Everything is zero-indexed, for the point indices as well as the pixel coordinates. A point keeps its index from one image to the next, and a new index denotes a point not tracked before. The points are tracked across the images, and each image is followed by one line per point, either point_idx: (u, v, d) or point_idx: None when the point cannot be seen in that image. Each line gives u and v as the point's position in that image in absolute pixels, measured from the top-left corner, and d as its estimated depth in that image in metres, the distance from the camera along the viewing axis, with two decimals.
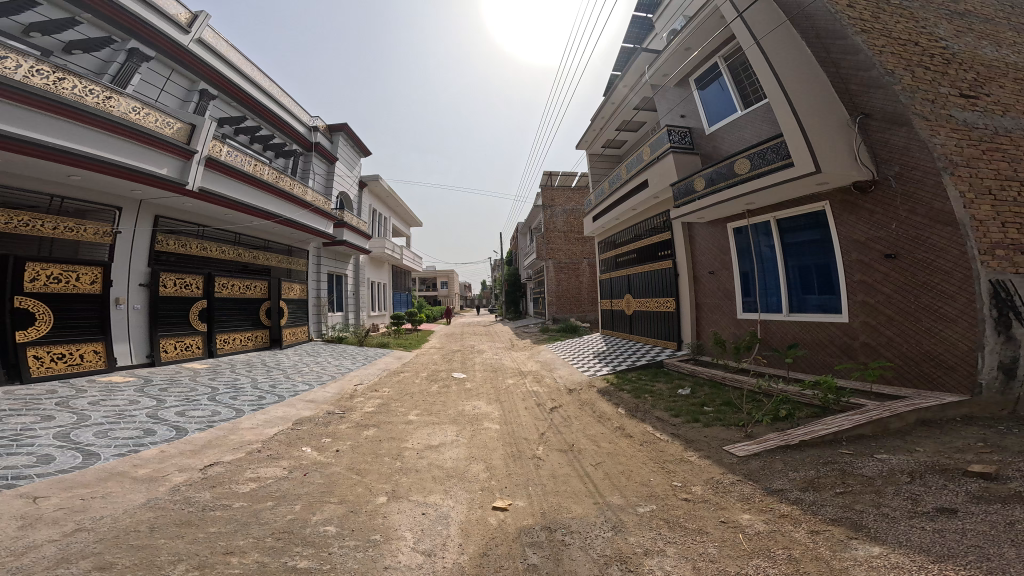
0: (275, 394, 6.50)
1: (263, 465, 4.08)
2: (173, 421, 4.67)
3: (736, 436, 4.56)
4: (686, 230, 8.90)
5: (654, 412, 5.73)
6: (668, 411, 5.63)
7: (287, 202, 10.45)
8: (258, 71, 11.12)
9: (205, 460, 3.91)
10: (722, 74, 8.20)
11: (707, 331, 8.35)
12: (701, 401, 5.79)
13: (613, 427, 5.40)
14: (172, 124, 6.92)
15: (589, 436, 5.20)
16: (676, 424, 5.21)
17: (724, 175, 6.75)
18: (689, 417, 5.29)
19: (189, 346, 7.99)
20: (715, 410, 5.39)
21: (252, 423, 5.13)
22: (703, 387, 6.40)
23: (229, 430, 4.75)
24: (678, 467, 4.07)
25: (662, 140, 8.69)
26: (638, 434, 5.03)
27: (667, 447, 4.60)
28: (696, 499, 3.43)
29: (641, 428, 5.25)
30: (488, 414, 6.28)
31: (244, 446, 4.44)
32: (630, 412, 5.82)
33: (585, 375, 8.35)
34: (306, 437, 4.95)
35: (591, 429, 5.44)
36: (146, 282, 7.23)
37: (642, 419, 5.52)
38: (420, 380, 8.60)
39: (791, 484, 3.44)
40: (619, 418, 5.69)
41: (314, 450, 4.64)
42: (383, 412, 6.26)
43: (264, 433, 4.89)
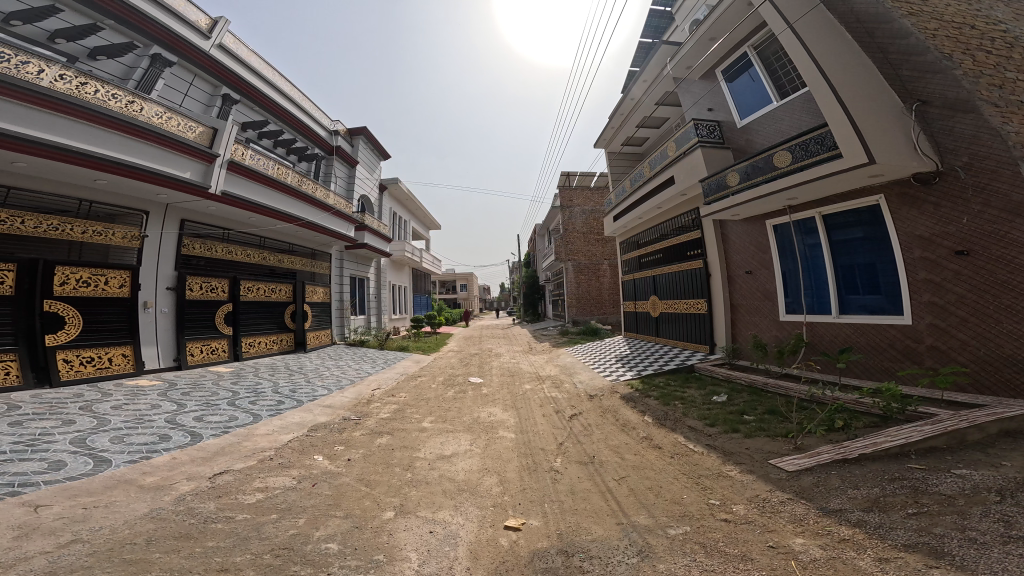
0: (294, 398, 6.49)
1: (273, 473, 3.97)
2: (190, 426, 4.69)
3: (783, 448, 4.04)
4: (718, 228, 8.27)
5: (685, 420, 5.26)
6: (702, 420, 5.13)
7: (309, 205, 10.66)
8: (279, 76, 11.53)
9: (215, 467, 3.85)
10: (751, 64, 7.66)
11: (743, 333, 7.73)
12: (739, 409, 5.27)
13: (639, 437, 4.98)
14: (194, 128, 7.28)
15: (612, 447, 4.82)
16: (712, 434, 4.71)
17: (761, 169, 6.18)
18: (726, 426, 4.80)
19: (215, 350, 8.20)
20: (758, 419, 4.86)
21: (268, 428, 5.09)
22: (741, 393, 5.85)
23: (243, 436, 4.71)
24: (715, 483, 3.63)
25: (689, 135, 8.15)
26: (668, 445, 4.60)
27: (702, 459, 4.16)
28: (738, 520, 3.00)
29: (671, 437, 4.81)
30: (504, 421, 6.01)
31: (256, 452, 4.37)
32: (659, 421, 5.38)
33: (607, 380, 7.92)
34: (319, 445, 4.84)
35: (615, 438, 5.05)
36: (173, 286, 7.47)
37: (672, 429, 5.07)
38: (437, 384, 8.46)
39: (850, 504, 2.96)
40: (647, 427, 5.25)
41: (326, 458, 4.52)
42: (397, 418, 6.10)
43: (278, 439, 4.83)
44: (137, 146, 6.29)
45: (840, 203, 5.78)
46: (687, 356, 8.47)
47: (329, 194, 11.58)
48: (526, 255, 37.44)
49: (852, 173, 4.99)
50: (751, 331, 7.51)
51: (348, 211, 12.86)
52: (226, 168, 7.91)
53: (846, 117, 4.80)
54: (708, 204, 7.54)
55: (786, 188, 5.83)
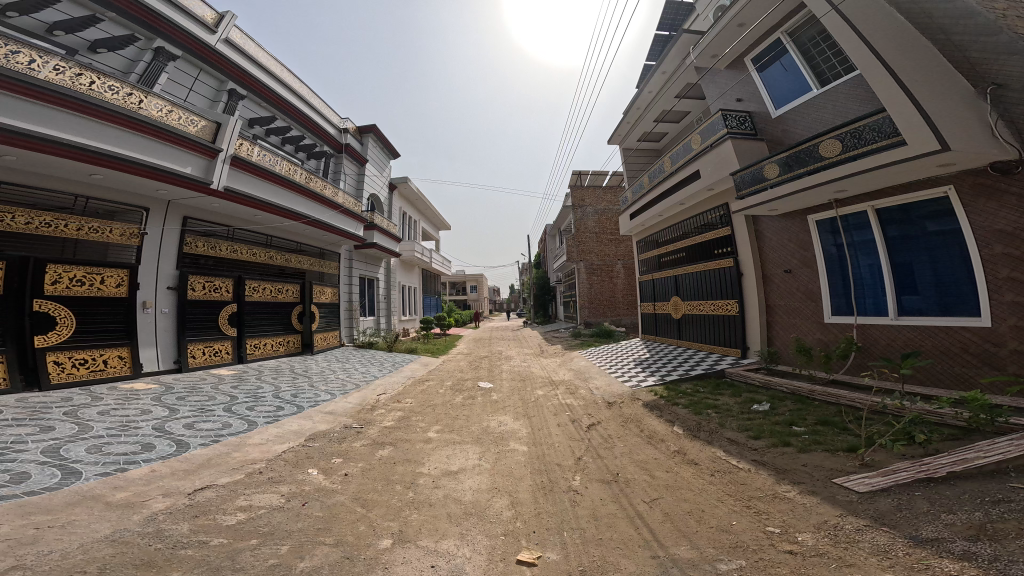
0: (295, 404, 6.15)
1: (261, 490, 3.58)
2: (178, 435, 4.42)
3: (848, 465, 3.47)
4: (751, 223, 7.56)
5: (724, 431, 4.68)
6: (743, 432, 4.54)
7: (317, 202, 10.38)
8: (288, 73, 11.62)
9: (196, 482, 3.51)
10: (786, 51, 7.06)
11: (779, 336, 7.06)
12: (785, 419, 4.67)
13: (670, 451, 4.43)
14: (196, 122, 7.11)
15: (639, 463, 4.29)
16: (757, 448, 4.13)
17: (807, 159, 5.54)
18: (775, 440, 4.20)
19: (219, 352, 7.96)
20: (810, 431, 4.26)
21: (261, 438, 4.73)
22: (784, 401, 5.25)
23: (234, 447, 4.36)
24: (771, 507, 3.07)
25: (717, 126, 7.54)
26: (705, 461, 4.05)
27: (751, 478, 3.59)
28: (807, 554, 2.47)
29: (707, 452, 4.24)
30: (516, 432, 5.54)
31: (245, 464, 4.01)
32: (691, 433, 4.81)
33: (627, 386, 7.36)
34: (316, 457, 4.44)
35: (641, 453, 4.51)
36: (174, 286, 7.25)
37: (708, 442, 4.50)
38: (445, 390, 8.03)
39: (949, 532, 2.40)
40: (678, 440, 4.69)
41: (321, 472, 4.11)
42: (402, 428, 5.68)
43: (272, 450, 4.46)
44: (134, 140, 6.13)
45: (895, 198, 5.18)
46: (717, 360, 7.83)
47: (338, 191, 11.33)
48: (536, 257, 36.90)
49: (918, 162, 4.43)
50: (789, 334, 6.81)
51: (356, 210, 12.58)
52: (229, 163, 7.69)
53: (905, 97, 4.20)
54: (741, 197, 6.92)
55: (835, 180, 5.22)
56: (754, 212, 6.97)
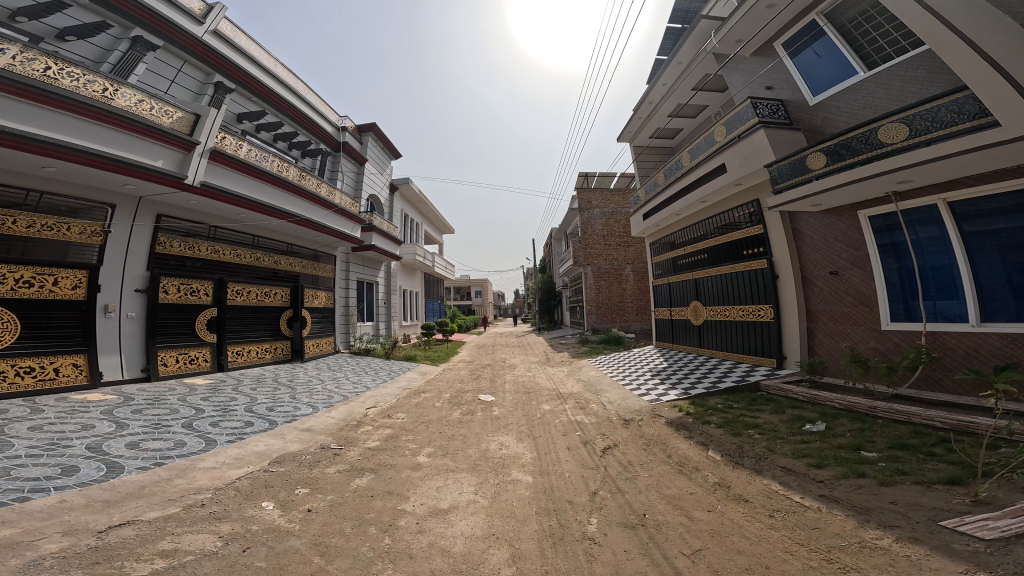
0: (268, 420, 5.46)
1: (192, 530, 2.87)
2: (114, 455, 3.89)
3: (954, 503, 2.67)
4: (786, 220, 6.72)
5: (775, 458, 3.86)
6: (799, 459, 3.73)
7: (309, 202, 9.79)
8: (280, 67, 11.39)
9: (115, 518, 2.87)
10: (824, 33, 6.33)
11: (821, 345, 6.19)
12: (850, 442, 3.84)
13: (708, 484, 3.63)
14: (171, 114, 6.61)
15: (670, 499, 3.48)
16: (823, 480, 3.31)
17: (864, 146, 4.77)
18: (844, 470, 3.38)
19: (195, 359, 7.35)
20: (887, 458, 3.43)
21: (215, 461, 4.04)
22: (840, 420, 4.43)
23: (178, 472, 3.69)
24: (860, 561, 2.31)
25: (745, 115, 6.80)
26: (757, 497, 3.24)
27: (823, 520, 2.78)
28: None
29: (757, 485, 3.43)
30: (519, 457, 4.77)
31: (186, 495, 3.32)
32: (731, 460, 4.01)
33: (646, 400, 6.56)
34: (276, 486, 3.71)
35: (670, 485, 3.71)
36: (143, 288, 6.67)
37: (755, 472, 3.68)
38: (443, 403, 7.25)
39: None
40: (717, 469, 3.88)
41: (278, 507, 3.36)
42: (388, 450, 4.92)
43: (226, 476, 3.76)
44: (95, 130, 5.61)
45: (980, 188, 4.37)
46: (748, 371, 6.97)
47: (334, 191, 10.78)
48: (542, 262, 36.07)
49: (1016, 145, 3.69)
50: (834, 342, 5.96)
51: (353, 210, 11.99)
52: (209, 157, 7.16)
53: (989, 64, 3.45)
54: (777, 190, 6.12)
55: (902, 169, 4.45)
56: (792, 207, 6.19)
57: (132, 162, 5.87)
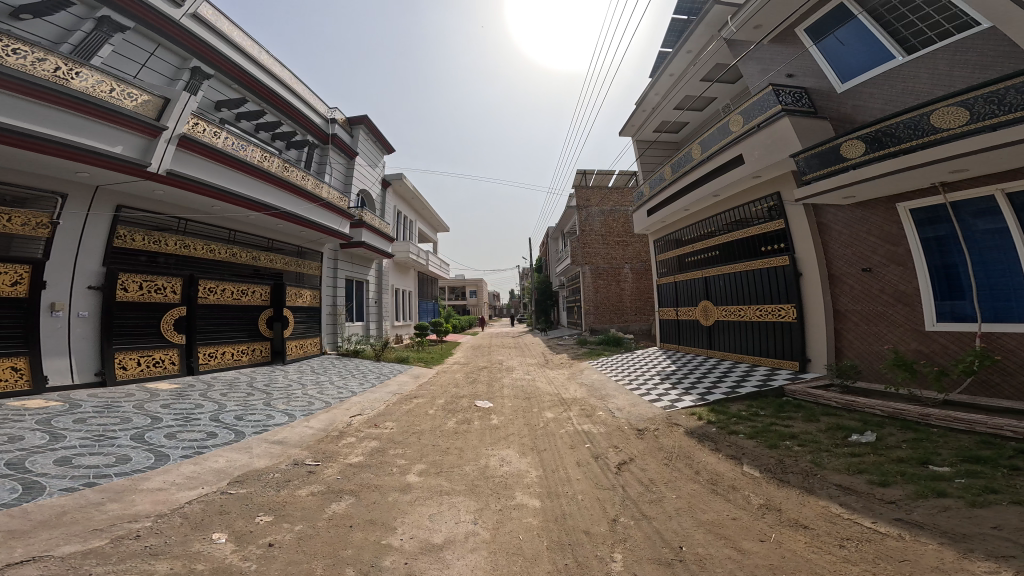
0: (235, 430, 4.81)
1: (128, 569, 2.28)
2: (37, 474, 3.24)
3: None
4: (811, 213, 6.25)
5: (826, 474, 3.36)
6: (858, 476, 3.23)
7: (292, 194, 9.09)
8: (265, 54, 10.77)
9: (17, 553, 2.27)
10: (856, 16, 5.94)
11: (852, 347, 5.71)
12: (912, 455, 3.37)
13: (752, 507, 3.09)
14: (136, 97, 6.03)
15: (709, 527, 2.94)
16: (896, 501, 2.82)
17: (911, 132, 4.37)
18: (919, 488, 2.90)
19: (160, 362, 6.67)
20: (967, 473, 2.96)
21: (163, 481, 3.39)
22: (890, 430, 3.94)
23: (113, 494, 3.06)
24: None
25: (766, 103, 6.32)
26: (818, 524, 2.74)
27: (912, 552, 2.28)
28: None
29: (814, 508, 2.92)
30: (523, 476, 4.20)
31: (119, 524, 2.70)
32: (772, 477, 3.48)
33: (658, 407, 6.03)
34: (234, 513, 3.08)
35: (705, 510, 3.17)
36: (98, 285, 5.99)
37: (806, 491, 3.17)
38: (436, 411, 6.64)
39: None
40: (758, 489, 3.35)
41: (233, 540, 2.74)
42: (372, 467, 4.30)
43: (174, 499, 3.14)
44: (39, 111, 4.97)
45: None
46: (768, 374, 6.49)
47: (321, 184, 10.13)
48: (538, 262, 35.51)
49: None
50: (866, 344, 5.51)
51: (342, 204, 11.31)
52: (178, 144, 6.51)
53: None
54: (806, 181, 5.66)
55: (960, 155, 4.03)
56: (820, 200, 5.72)
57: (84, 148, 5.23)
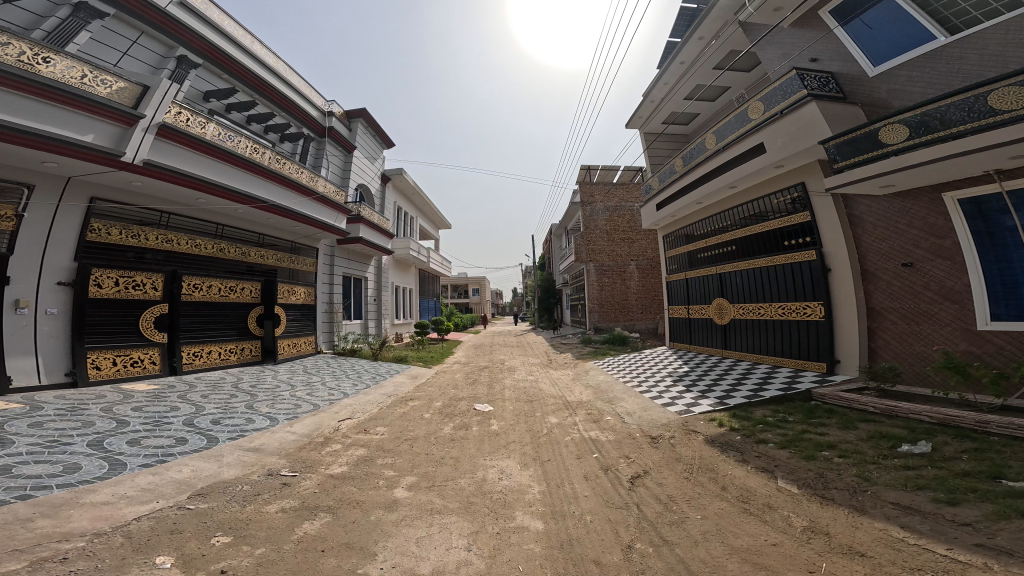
0: (208, 436, 4.39)
1: None
2: None
3: None
4: (840, 203, 5.79)
5: (877, 491, 2.91)
6: (920, 492, 2.80)
7: (284, 188, 8.68)
8: (257, 44, 10.38)
9: None
10: None
11: (888, 348, 5.23)
12: (979, 469, 2.94)
13: (794, 530, 2.65)
14: (110, 84, 5.62)
15: (743, 555, 2.49)
16: (972, 522, 2.40)
17: (963, 114, 3.88)
18: (997, 508, 2.47)
19: (138, 362, 6.31)
20: None
21: (112, 494, 2.99)
22: (945, 439, 3.48)
23: (47, 509, 2.66)
24: None
25: (790, 87, 5.83)
26: (878, 551, 2.31)
27: None
28: None
29: (870, 532, 2.49)
30: (525, 493, 3.74)
31: (44, 545, 2.31)
32: (813, 494, 3.03)
33: (672, 412, 5.56)
34: (188, 532, 2.68)
35: (737, 534, 2.71)
36: (68, 281, 5.63)
37: (857, 511, 2.72)
38: (432, 415, 6.20)
39: None
40: (798, 508, 2.89)
41: (181, 564, 2.34)
42: (357, 480, 3.87)
43: (121, 516, 2.74)
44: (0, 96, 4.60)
45: None
46: (792, 376, 6.02)
47: (316, 177, 9.74)
48: (541, 261, 35.02)
49: None
50: (906, 345, 5.02)
51: (339, 199, 10.92)
52: (156, 133, 6.13)
53: None
54: (836, 170, 5.19)
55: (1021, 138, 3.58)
56: (852, 190, 5.23)
57: (50, 136, 4.86)
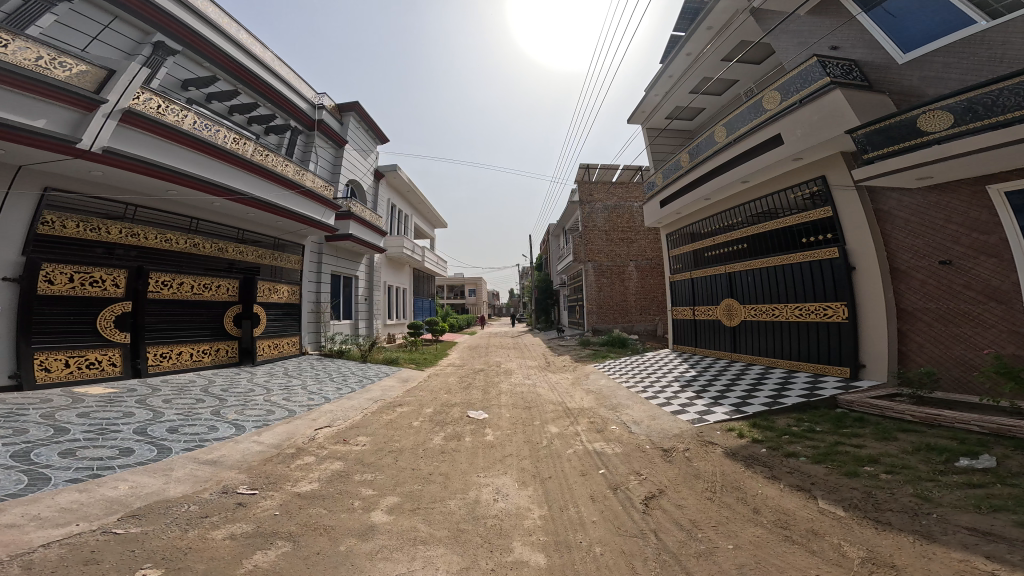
0: (160, 446, 3.85)
1: None
2: None
3: None
4: (866, 198, 5.47)
5: (944, 514, 2.47)
6: (995, 516, 2.35)
7: (267, 180, 8.11)
8: (243, 32, 9.86)
9: None
10: None
11: (921, 352, 4.88)
12: None
13: (847, 562, 2.21)
14: (70, 67, 5.09)
15: None
16: None
17: (1020, 99, 3.50)
18: None
19: (95, 363, 5.76)
20: None
21: (21, 518, 2.48)
22: (1008, 452, 3.05)
23: None
24: None
25: (811, 76, 5.47)
26: None
27: None
28: None
29: (943, 565, 2.05)
30: (523, 519, 3.25)
31: None
32: (865, 518, 2.57)
33: (684, 421, 5.10)
34: (105, 568, 2.16)
35: (779, 568, 2.25)
36: (15, 276, 5.10)
37: (923, 538, 2.28)
38: (421, 423, 5.68)
39: None
40: (850, 535, 2.43)
41: None
42: (327, 500, 3.36)
43: (19, 549, 2.22)
44: None
45: None
46: (812, 382, 5.60)
47: (303, 170, 9.18)
48: (538, 261, 34.60)
49: None
50: (942, 348, 4.68)
51: (328, 193, 10.38)
52: (119, 120, 5.57)
53: None
54: (866, 162, 4.75)
55: None
56: (882, 182, 4.87)
57: None
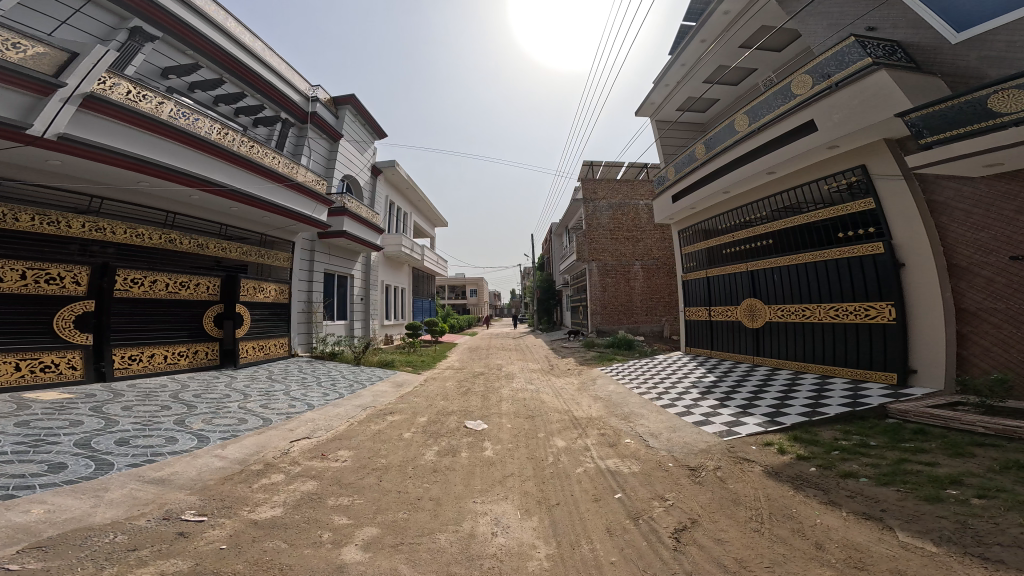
0: (99, 461, 3.30)
1: None
2: None
3: None
4: (918, 188, 4.92)
5: None
6: None
7: (251, 172, 7.58)
8: (232, 20, 9.35)
9: None
10: None
11: (989, 357, 4.34)
12: None
13: None
14: (23, 48, 4.61)
15: None
16: None
17: None
18: None
19: (51, 367, 5.26)
20: None
21: None
22: None
23: None
24: None
25: (849, 57, 4.94)
26: None
27: None
28: None
29: None
30: (526, 558, 2.68)
31: None
32: (970, 557, 2.01)
33: (711, 433, 4.52)
34: None
35: None
36: None
37: None
38: (413, 436, 5.11)
39: None
40: None
41: None
42: (294, 529, 2.82)
43: None
44: None
45: None
46: (853, 390, 5.00)
47: (293, 163, 8.65)
48: (540, 262, 34.03)
49: None
50: (1013, 352, 4.16)
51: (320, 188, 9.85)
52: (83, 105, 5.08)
53: None
54: (923, 146, 4.29)
55: None
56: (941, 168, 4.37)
57: None
